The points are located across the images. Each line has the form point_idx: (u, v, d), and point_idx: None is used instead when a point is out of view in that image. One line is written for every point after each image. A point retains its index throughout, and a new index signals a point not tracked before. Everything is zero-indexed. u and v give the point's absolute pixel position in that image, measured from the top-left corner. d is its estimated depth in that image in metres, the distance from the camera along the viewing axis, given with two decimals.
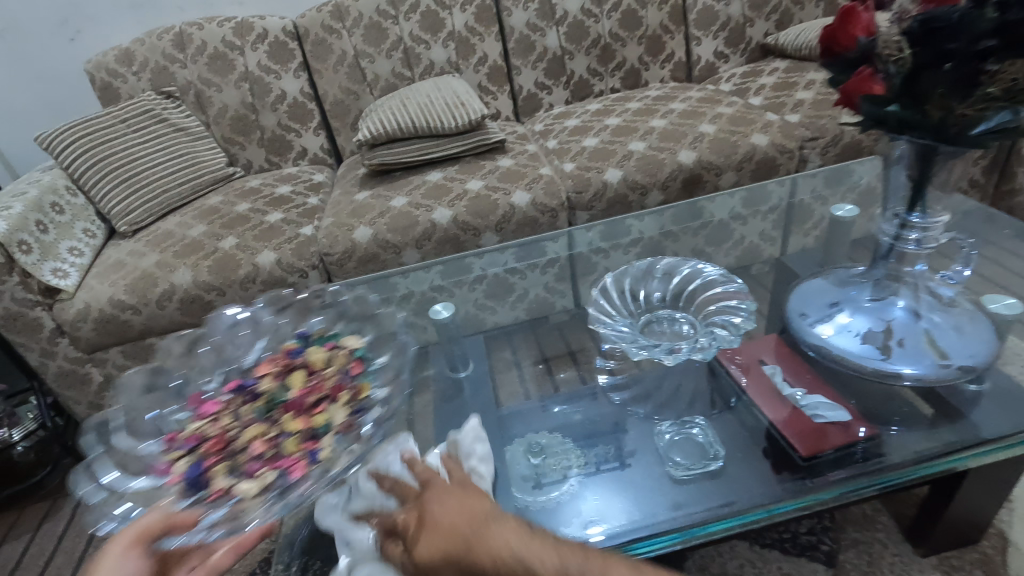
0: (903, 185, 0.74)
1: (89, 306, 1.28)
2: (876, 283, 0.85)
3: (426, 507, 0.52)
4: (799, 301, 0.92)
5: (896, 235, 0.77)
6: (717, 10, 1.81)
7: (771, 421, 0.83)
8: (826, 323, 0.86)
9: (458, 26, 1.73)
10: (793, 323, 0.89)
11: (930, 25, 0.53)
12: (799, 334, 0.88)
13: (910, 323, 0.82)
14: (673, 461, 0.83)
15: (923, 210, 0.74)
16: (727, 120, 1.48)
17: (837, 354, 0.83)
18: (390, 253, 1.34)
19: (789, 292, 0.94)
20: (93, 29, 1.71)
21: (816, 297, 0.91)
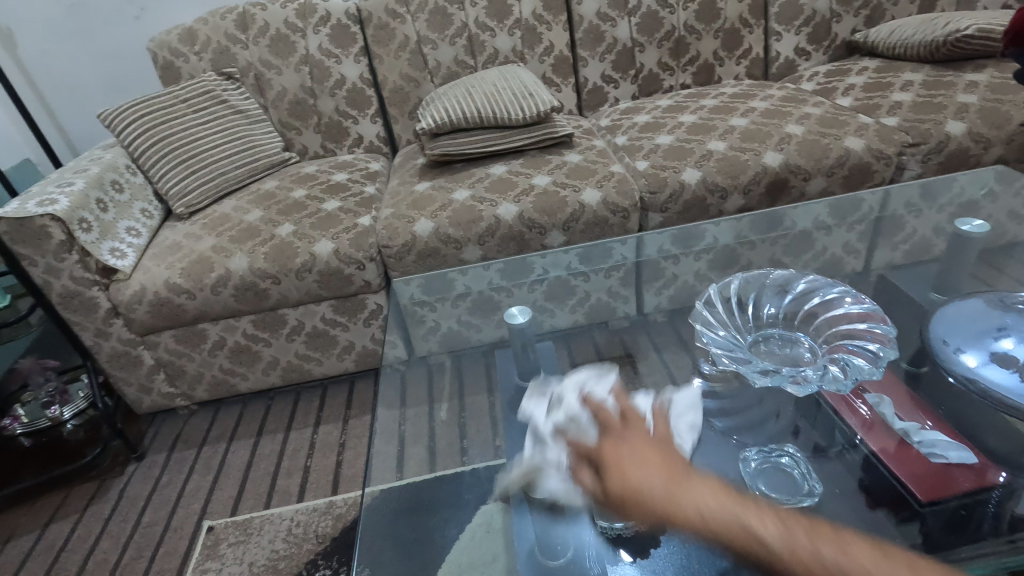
0: None
1: (145, 288, 1.26)
2: None
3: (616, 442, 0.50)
4: (940, 326, 0.80)
5: None
6: (802, 3, 1.69)
7: (875, 453, 0.76)
8: (971, 351, 0.74)
9: (526, 13, 1.66)
10: (935, 347, 0.77)
11: None
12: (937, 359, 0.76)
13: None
14: (760, 492, 0.75)
15: None
16: (816, 121, 1.37)
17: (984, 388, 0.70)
18: (451, 249, 1.28)
19: (928, 315, 0.82)
20: (158, 7, 1.69)
21: (962, 326, 0.78)
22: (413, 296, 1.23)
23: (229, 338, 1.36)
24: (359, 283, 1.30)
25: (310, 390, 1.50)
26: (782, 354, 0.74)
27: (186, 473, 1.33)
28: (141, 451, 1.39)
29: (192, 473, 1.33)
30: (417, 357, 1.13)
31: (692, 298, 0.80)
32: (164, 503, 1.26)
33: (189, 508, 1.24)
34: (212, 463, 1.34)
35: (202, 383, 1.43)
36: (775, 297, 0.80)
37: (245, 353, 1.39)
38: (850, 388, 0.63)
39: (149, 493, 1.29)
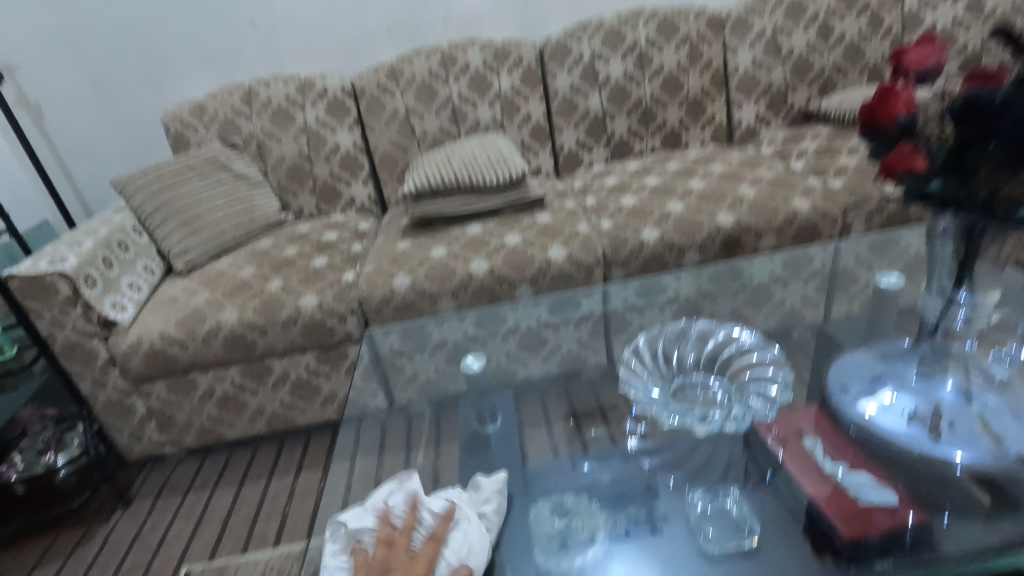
0: (947, 258, 0.71)
1: (141, 339, 1.35)
2: (923, 360, 0.88)
3: None
4: (840, 377, 0.92)
5: (943, 312, 0.84)
6: (758, 76, 1.85)
7: (810, 499, 0.77)
8: (869, 401, 0.86)
9: (505, 87, 1.82)
10: (838, 400, 0.89)
11: (972, 106, 0.56)
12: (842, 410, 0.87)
13: (955, 408, 0.82)
14: (705, 534, 0.79)
15: (968, 290, 0.80)
16: (767, 183, 1.48)
17: (881, 435, 0.82)
18: (426, 302, 1.37)
19: (829, 369, 0.94)
20: (174, 85, 1.87)
21: (856, 377, 0.91)
22: (391, 346, 1.31)
23: (218, 387, 1.44)
24: (340, 334, 1.39)
25: (294, 438, 1.56)
26: (699, 395, 0.98)
27: (169, 519, 1.38)
28: (128, 497, 1.45)
29: (175, 519, 1.37)
30: (398, 406, 1.24)
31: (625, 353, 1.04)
32: (145, 548, 1.30)
33: (168, 553, 1.28)
34: (195, 509, 1.39)
35: (191, 431, 1.49)
36: (696, 347, 1.03)
37: (233, 402, 1.46)
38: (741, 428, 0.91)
39: (132, 539, 1.33)
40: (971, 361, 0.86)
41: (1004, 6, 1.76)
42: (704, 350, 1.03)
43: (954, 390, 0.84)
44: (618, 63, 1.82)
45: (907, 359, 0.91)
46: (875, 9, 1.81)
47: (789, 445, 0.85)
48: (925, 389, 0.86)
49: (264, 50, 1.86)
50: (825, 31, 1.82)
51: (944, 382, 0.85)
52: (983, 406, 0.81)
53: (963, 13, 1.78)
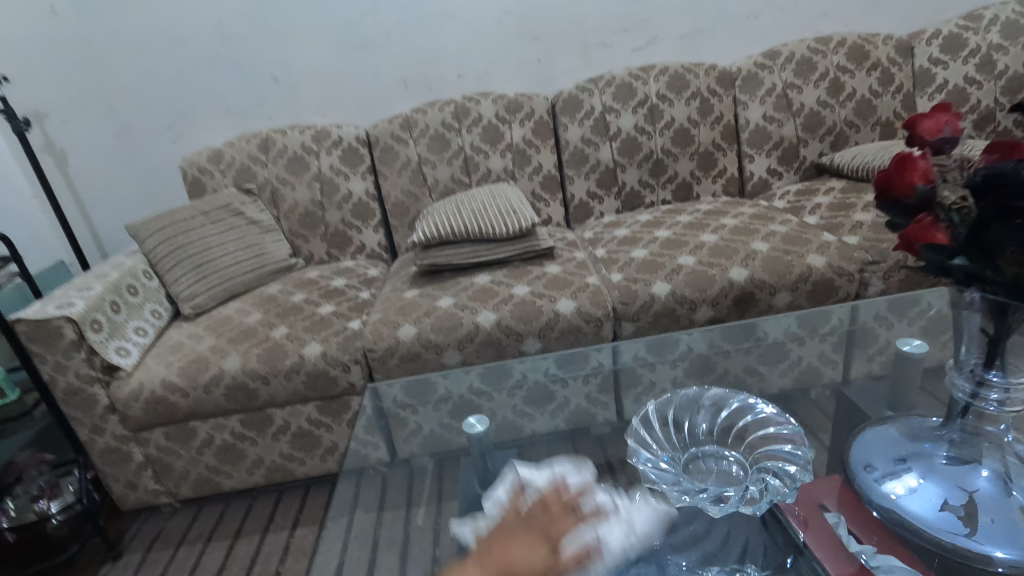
0: (977, 339, 0.66)
1: (142, 386, 1.33)
2: (953, 441, 0.75)
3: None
4: (863, 452, 0.82)
5: (973, 393, 0.69)
6: (769, 130, 1.85)
7: None
8: (896, 478, 0.76)
9: (516, 138, 1.84)
10: (859, 478, 0.79)
11: (996, 180, 0.52)
12: (864, 491, 0.78)
13: (999, 496, 0.70)
14: None
15: (1002, 368, 0.66)
16: (781, 238, 1.46)
17: (906, 521, 0.72)
18: (432, 353, 1.35)
19: (851, 442, 0.84)
20: (194, 132, 1.92)
21: (880, 451, 0.81)
22: (395, 398, 1.28)
23: (217, 436, 1.40)
24: (343, 384, 1.36)
25: (292, 490, 1.51)
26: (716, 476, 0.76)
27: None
28: (119, 550, 1.40)
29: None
30: (400, 461, 1.20)
31: (631, 420, 0.83)
32: None
33: None
34: (185, 565, 1.34)
35: (188, 480, 1.45)
36: (710, 414, 0.84)
37: (231, 452, 1.42)
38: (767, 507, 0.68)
39: None
40: (1011, 441, 0.71)
41: (1015, 66, 1.77)
42: (718, 418, 0.83)
43: (992, 477, 0.71)
44: (629, 116, 1.84)
45: (936, 436, 0.78)
46: (884, 67, 1.83)
47: (812, 523, 0.78)
48: (957, 474, 0.73)
49: (283, 101, 1.91)
50: (835, 88, 1.83)
51: (980, 468, 0.72)
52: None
53: (975, 72, 1.79)
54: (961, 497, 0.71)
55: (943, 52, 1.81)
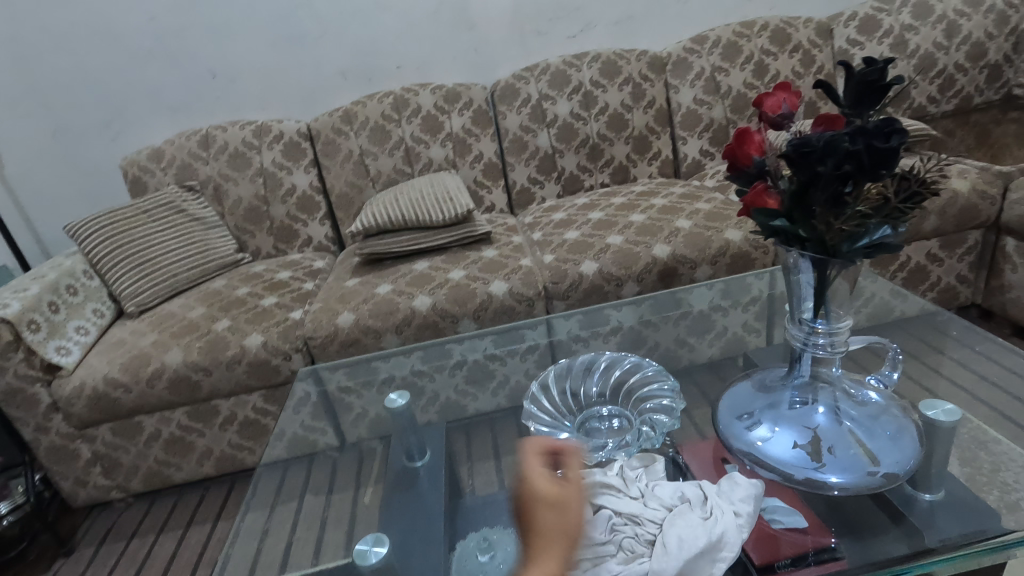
0: (805, 292, 0.66)
1: (84, 383, 1.35)
2: (797, 385, 0.74)
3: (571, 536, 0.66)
4: (729, 403, 0.81)
5: (805, 341, 0.68)
6: (700, 112, 1.92)
7: None
8: (758, 424, 0.75)
9: (456, 127, 1.88)
10: (723, 427, 0.78)
11: (800, 149, 0.54)
12: (730, 438, 0.77)
13: (835, 427, 0.70)
14: None
15: (827, 316, 0.66)
16: (703, 216, 1.53)
17: (764, 464, 0.72)
18: (370, 338, 1.39)
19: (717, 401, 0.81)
20: (132, 131, 1.92)
21: (740, 400, 0.79)
22: (339, 382, 1.33)
23: (164, 429, 1.43)
24: (286, 373, 1.40)
25: (245, 479, 1.55)
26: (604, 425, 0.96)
27: (109, 566, 1.35)
28: (71, 545, 1.42)
29: (116, 567, 1.35)
30: (348, 444, 1.25)
31: (531, 386, 1.02)
32: None
33: None
34: (138, 555, 1.37)
35: (138, 475, 1.48)
36: (600, 375, 1.04)
37: (179, 444, 1.45)
38: (634, 451, 0.87)
39: None
40: (841, 381, 0.72)
41: (926, 45, 1.86)
42: (609, 380, 1.03)
43: (829, 412, 0.71)
44: (565, 103, 1.89)
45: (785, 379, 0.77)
46: (805, 49, 1.91)
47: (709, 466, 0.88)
48: (802, 415, 0.73)
49: (222, 97, 1.92)
50: (760, 70, 1.91)
51: (818, 406, 0.72)
52: (856, 424, 0.70)
53: (889, 51, 1.89)
54: (807, 439, 0.71)
55: (859, 34, 1.90)
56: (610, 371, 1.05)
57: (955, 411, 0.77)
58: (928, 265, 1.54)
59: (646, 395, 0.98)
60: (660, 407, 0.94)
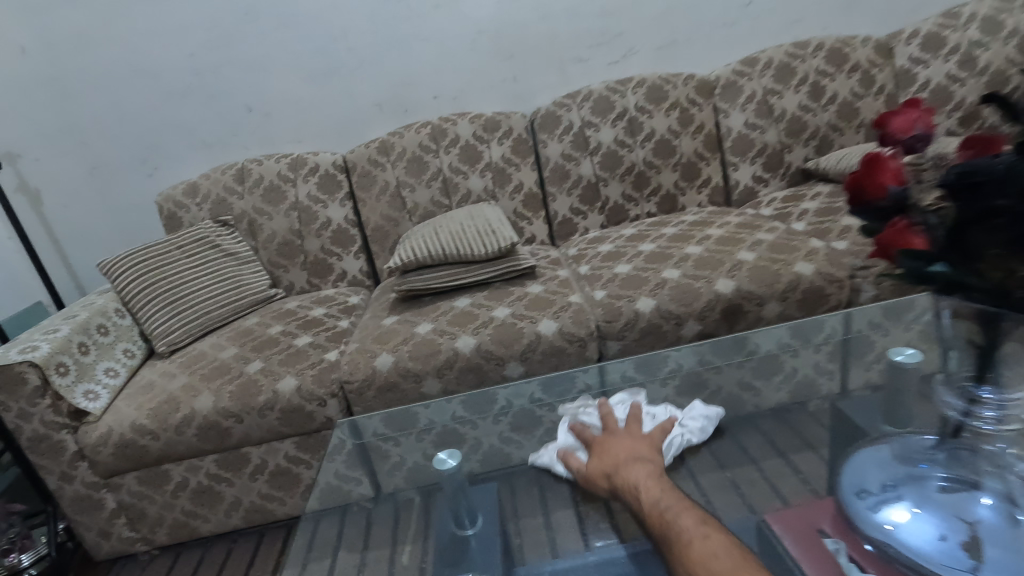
0: (963, 350, 0.56)
1: (111, 430, 1.28)
2: (948, 463, 0.63)
3: (610, 448, 0.92)
4: (855, 475, 0.71)
5: (965, 411, 0.58)
6: (752, 137, 1.82)
7: None
8: (896, 504, 0.64)
9: (495, 157, 1.81)
10: (847, 504, 0.68)
11: (968, 178, 0.45)
12: (857, 519, 0.66)
13: (1002, 523, 0.58)
14: None
15: (997, 384, 0.55)
16: (767, 247, 1.41)
17: (903, 557, 0.61)
18: (410, 382, 1.30)
19: (842, 469, 0.72)
20: (169, 166, 1.90)
21: (871, 474, 0.69)
22: (376, 430, 1.23)
23: (192, 479, 1.35)
24: (320, 419, 1.31)
25: (275, 531, 1.45)
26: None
27: None
28: None
29: None
30: (385, 496, 1.15)
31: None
32: None
33: None
34: None
35: (163, 526, 1.39)
36: None
37: (208, 494, 1.37)
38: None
39: None
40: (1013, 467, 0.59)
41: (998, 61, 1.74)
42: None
43: (994, 504, 0.59)
44: (609, 130, 1.81)
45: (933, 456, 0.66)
46: (865, 69, 1.80)
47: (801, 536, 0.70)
48: (955, 502, 0.61)
49: (258, 131, 1.89)
50: (816, 92, 1.80)
51: (979, 496, 0.60)
52: None
53: (957, 68, 1.74)
54: (962, 531, 0.59)
55: (923, 51, 1.79)
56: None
57: None
58: None
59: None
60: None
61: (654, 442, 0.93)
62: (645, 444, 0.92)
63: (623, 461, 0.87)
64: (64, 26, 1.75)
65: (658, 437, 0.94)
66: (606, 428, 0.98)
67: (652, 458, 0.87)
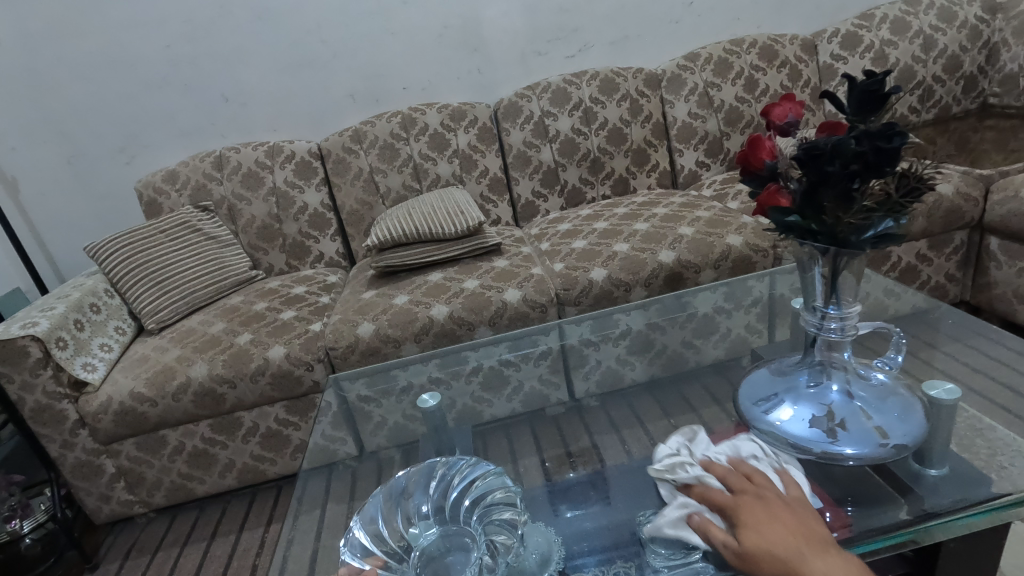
0: (818, 283, 0.74)
1: (111, 398, 1.38)
2: (811, 369, 0.83)
3: (816, 551, 0.61)
4: (748, 390, 0.89)
5: (818, 325, 0.77)
6: (695, 126, 2.01)
7: None
8: (778, 404, 0.83)
9: (462, 144, 1.96)
10: (746, 411, 0.87)
11: (811, 152, 0.61)
12: (752, 419, 0.85)
13: (848, 406, 0.79)
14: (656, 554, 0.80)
15: (838, 302, 0.74)
16: (704, 223, 1.61)
17: (784, 442, 0.80)
18: (390, 347, 1.45)
19: (737, 389, 0.90)
20: (146, 154, 1.97)
21: (759, 386, 0.88)
22: (359, 392, 1.37)
23: (188, 443, 1.46)
24: (308, 383, 1.44)
25: (266, 491, 1.57)
26: (456, 546, 0.85)
27: None
28: (95, 561, 1.43)
29: None
30: (368, 453, 1.23)
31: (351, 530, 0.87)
32: None
33: None
34: (163, 568, 1.38)
35: (161, 489, 1.50)
36: None
37: (203, 457, 1.48)
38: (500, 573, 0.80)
39: None
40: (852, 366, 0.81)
41: (905, 58, 1.97)
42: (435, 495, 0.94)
43: (841, 391, 0.80)
44: (566, 119, 1.97)
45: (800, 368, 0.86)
46: (792, 63, 2.01)
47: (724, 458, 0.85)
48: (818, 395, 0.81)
49: (235, 119, 1.98)
50: (750, 85, 2.00)
51: (831, 386, 0.81)
52: (865, 401, 0.79)
53: (871, 65, 1.99)
54: (822, 414, 0.79)
55: (842, 49, 2.01)
56: (434, 476, 0.95)
57: (956, 390, 0.83)
58: (918, 265, 1.62)
59: (481, 495, 0.92)
60: (501, 503, 0.89)
61: (806, 513, 0.68)
62: (801, 520, 0.66)
63: (794, 541, 0.63)
64: (39, 15, 1.79)
65: (796, 497, 0.71)
66: (738, 489, 0.73)
67: (823, 536, 0.64)
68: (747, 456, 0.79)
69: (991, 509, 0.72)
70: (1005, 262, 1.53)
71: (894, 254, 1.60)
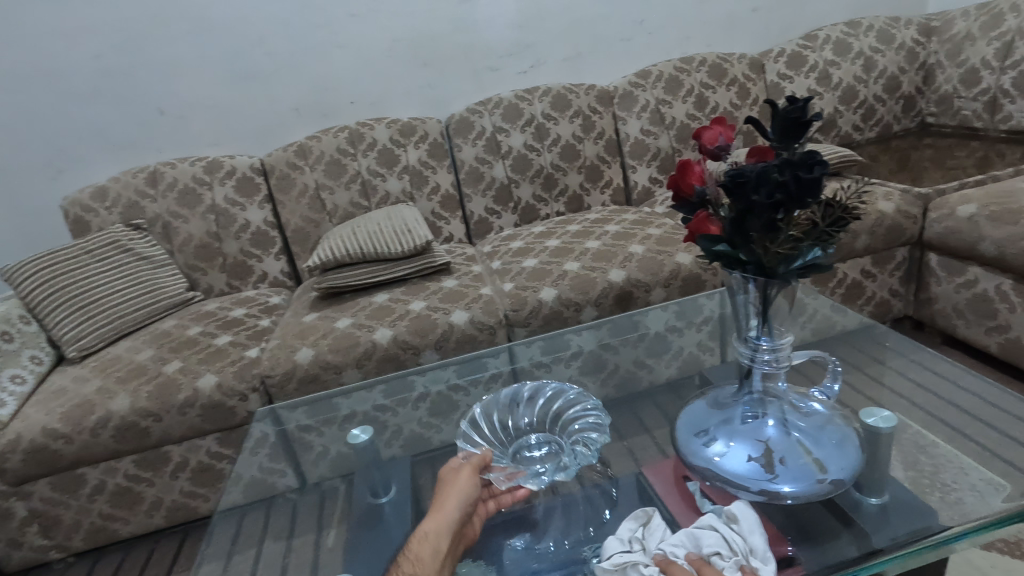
0: (750, 311, 0.72)
1: (20, 436, 1.27)
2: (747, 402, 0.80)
3: None
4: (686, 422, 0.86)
5: (751, 357, 0.75)
6: (647, 143, 2.01)
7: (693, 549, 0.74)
8: (715, 439, 0.80)
9: (412, 160, 1.91)
10: (684, 445, 0.84)
11: (738, 179, 0.59)
12: (690, 454, 0.82)
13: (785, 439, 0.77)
14: None
15: (769, 332, 0.73)
16: (655, 241, 1.60)
17: (723, 480, 0.78)
18: (330, 373, 1.38)
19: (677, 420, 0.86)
20: (75, 169, 1.85)
21: (697, 417, 0.85)
22: (297, 422, 1.28)
23: (109, 481, 1.35)
24: (242, 414, 1.36)
25: (198, 529, 1.47)
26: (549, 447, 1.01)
27: None
28: None
29: None
30: (309, 486, 1.16)
31: (461, 424, 1.02)
32: None
33: None
34: None
35: (80, 531, 1.39)
36: None
37: (126, 496, 1.37)
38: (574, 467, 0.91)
39: None
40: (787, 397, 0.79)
41: (847, 78, 2.02)
42: (536, 408, 1.05)
43: (778, 424, 0.78)
44: (518, 135, 1.95)
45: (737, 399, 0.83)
46: (740, 82, 2.04)
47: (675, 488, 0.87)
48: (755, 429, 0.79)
49: (172, 133, 1.88)
50: (700, 102, 2.02)
51: (768, 420, 0.78)
52: (802, 433, 0.77)
53: (815, 85, 2.03)
54: (759, 450, 0.77)
55: (788, 68, 2.05)
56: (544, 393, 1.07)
57: (890, 418, 0.87)
58: (864, 281, 1.64)
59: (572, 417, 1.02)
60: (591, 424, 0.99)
61: None
62: None
63: None
64: None
65: None
66: None
67: None
68: (712, 553, 0.66)
69: (939, 541, 0.72)
70: (945, 278, 1.57)
71: (841, 271, 1.61)
